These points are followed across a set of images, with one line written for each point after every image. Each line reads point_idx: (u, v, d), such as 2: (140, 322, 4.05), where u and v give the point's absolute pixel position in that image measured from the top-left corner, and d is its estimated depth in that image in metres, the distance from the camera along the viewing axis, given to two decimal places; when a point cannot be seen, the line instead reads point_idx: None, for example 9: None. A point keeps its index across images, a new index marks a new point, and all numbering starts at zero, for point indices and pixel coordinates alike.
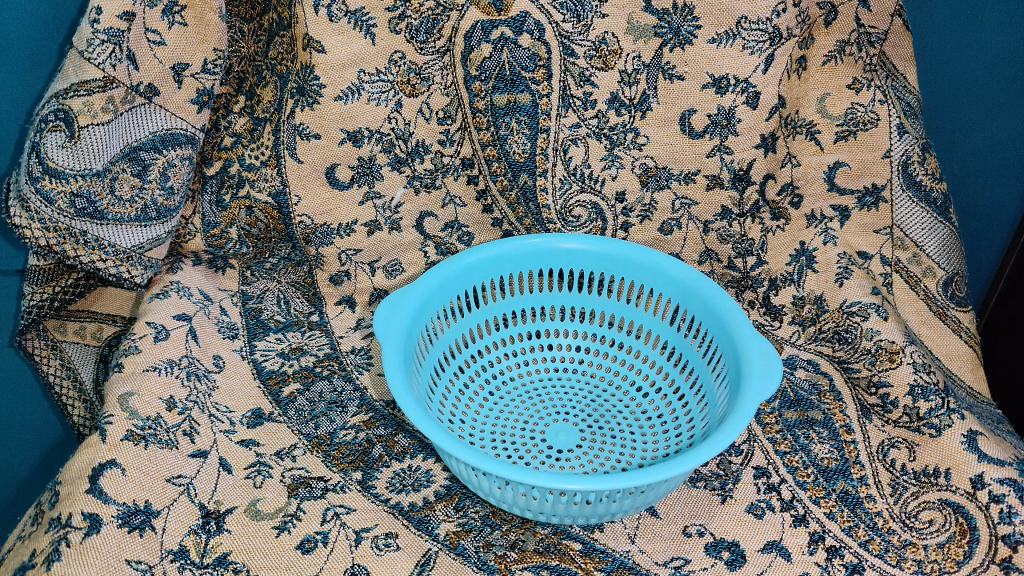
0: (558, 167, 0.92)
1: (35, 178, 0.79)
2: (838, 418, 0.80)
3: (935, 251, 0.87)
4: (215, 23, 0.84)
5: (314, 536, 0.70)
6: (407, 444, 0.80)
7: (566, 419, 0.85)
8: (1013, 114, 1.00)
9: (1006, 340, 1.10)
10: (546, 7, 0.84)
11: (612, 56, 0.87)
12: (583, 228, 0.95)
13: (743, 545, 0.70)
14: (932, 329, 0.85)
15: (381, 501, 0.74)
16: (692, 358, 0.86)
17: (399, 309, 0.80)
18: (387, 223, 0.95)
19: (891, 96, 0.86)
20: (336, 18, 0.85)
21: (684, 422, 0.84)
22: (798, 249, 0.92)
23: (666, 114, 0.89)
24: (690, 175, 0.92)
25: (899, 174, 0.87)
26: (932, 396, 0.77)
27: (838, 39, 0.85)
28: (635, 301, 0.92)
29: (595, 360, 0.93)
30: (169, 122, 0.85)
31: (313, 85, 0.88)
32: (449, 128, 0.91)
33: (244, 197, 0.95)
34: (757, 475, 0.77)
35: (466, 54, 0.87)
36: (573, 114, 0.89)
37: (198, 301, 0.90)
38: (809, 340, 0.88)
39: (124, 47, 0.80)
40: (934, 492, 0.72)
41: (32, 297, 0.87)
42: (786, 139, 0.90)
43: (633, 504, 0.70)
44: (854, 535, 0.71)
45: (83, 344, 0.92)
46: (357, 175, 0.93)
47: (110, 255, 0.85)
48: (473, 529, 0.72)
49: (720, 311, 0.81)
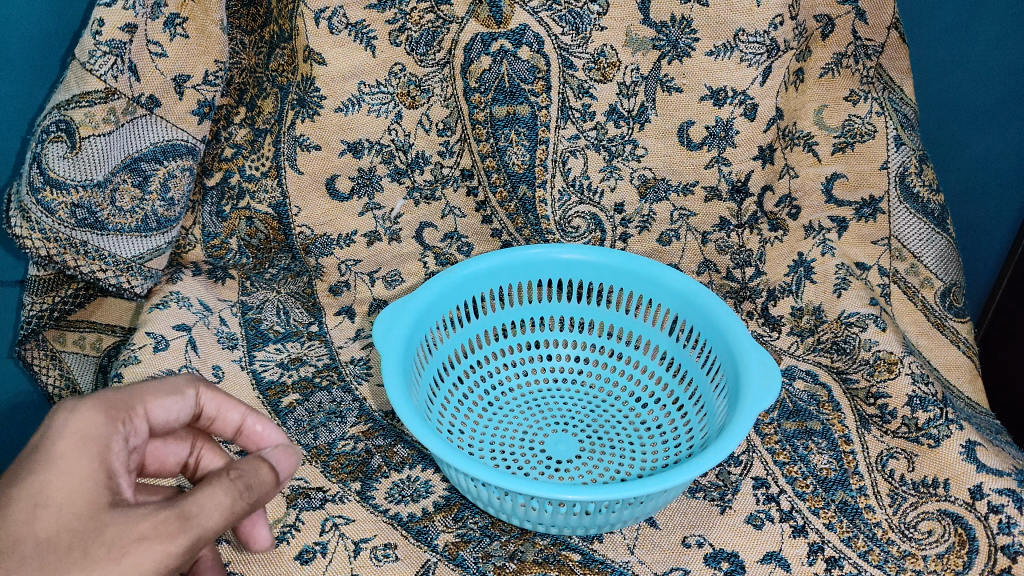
0: (557, 178, 0.92)
1: (35, 189, 0.79)
2: (838, 429, 0.80)
3: (934, 262, 0.87)
4: (217, 35, 0.84)
5: (314, 546, 0.70)
6: (407, 455, 0.80)
7: (566, 429, 0.85)
8: (1012, 124, 1.01)
9: (1007, 348, 1.12)
10: (545, 20, 0.85)
11: (612, 68, 0.87)
12: (583, 239, 0.96)
13: (742, 555, 0.70)
14: (930, 339, 0.85)
15: (380, 512, 0.74)
16: (692, 368, 0.87)
17: (399, 318, 0.81)
18: (387, 233, 0.96)
19: (888, 109, 0.86)
20: (336, 30, 0.85)
21: (683, 432, 0.84)
22: (797, 260, 0.92)
23: (665, 125, 0.89)
24: (689, 187, 0.92)
25: (897, 184, 0.88)
26: (932, 406, 0.78)
27: (835, 52, 0.86)
28: (635, 311, 0.92)
29: (595, 370, 0.93)
30: (170, 133, 0.85)
31: (313, 96, 0.88)
32: (449, 140, 0.92)
33: (244, 208, 0.94)
34: (757, 485, 0.77)
35: (466, 67, 0.87)
36: (572, 126, 0.90)
37: (198, 311, 0.90)
38: (808, 350, 0.89)
39: (126, 58, 0.80)
40: (933, 502, 0.73)
41: (32, 307, 0.86)
42: (785, 151, 0.90)
43: (633, 514, 0.70)
44: (853, 546, 0.71)
45: (82, 354, 0.91)
46: (358, 187, 0.93)
47: (110, 265, 0.85)
48: (473, 540, 0.72)
49: (719, 322, 0.82)
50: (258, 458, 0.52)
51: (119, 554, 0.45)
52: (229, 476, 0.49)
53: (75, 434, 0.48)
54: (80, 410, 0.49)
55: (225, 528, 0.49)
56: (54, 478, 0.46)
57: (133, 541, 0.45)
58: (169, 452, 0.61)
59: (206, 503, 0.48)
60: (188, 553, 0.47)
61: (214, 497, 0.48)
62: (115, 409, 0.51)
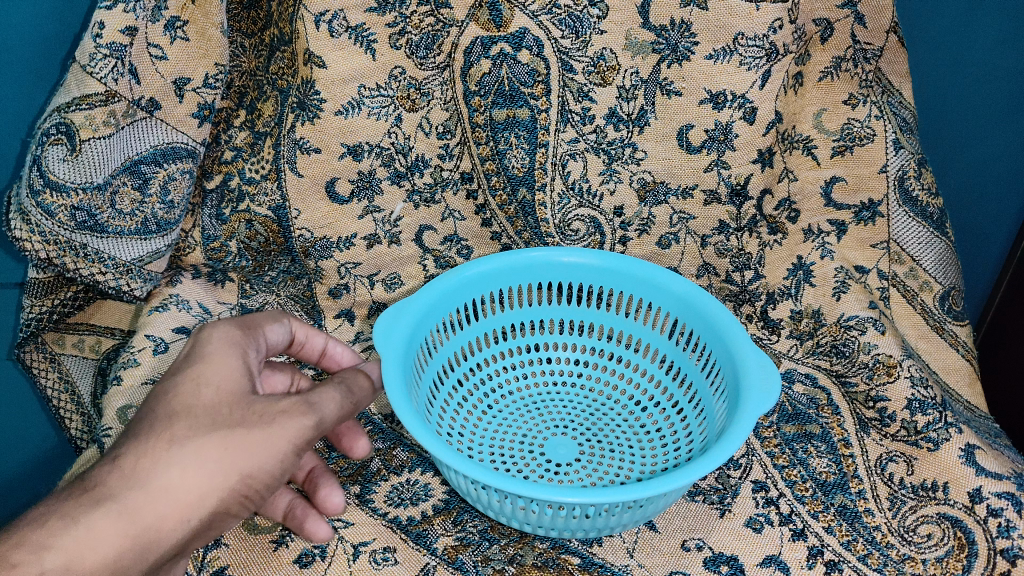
0: (557, 181, 0.93)
1: (35, 191, 0.80)
2: (837, 432, 0.80)
3: (931, 265, 0.87)
4: (217, 39, 0.84)
5: (313, 550, 0.70)
6: (407, 458, 0.80)
7: (566, 432, 0.86)
8: (1010, 128, 1.01)
9: (1008, 350, 1.12)
10: (545, 24, 0.85)
11: (611, 72, 0.88)
12: (582, 242, 0.96)
13: (741, 559, 0.70)
14: (929, 343, 0.86)
15: (379, 515, 0.74)
16: (692, 371, 0.86)
17: (399, 320, 0.81)
18: (386, 237, 0.96)
19: (887, 112, 0.87)
20: (336, 33, 0.85)
21: (683, 436, 0.84)
22: (796, 263, 0.92)
23: (665, 129, 0.90)
24: (688, 190, 0.92)
25: (896, 188, 0.88)
26: (930, 410, 0.78)
27: (834, 55, 0.86)
28: (635, 314, 0.92)
29: (595, 373, 0.93)
30: (170, 136, 0.85)
31: (314, 99, 0.88)
32: (449, 143, 0.92)
33: (244, 211, 0.94)
34: (757, 489, 0.77)
35: (466, 70, 0.87)
36: (571, 129, 0.90)
37: (198, 314, 0.90)
38: (807, 354, 0.89)
39: (126, 61, 0.81)
40: (933, 506, 0.73)
41: (32, 309, 0.87)
42: (784, 154, 0.90)
43: (632, 518, 0.70)
44: (853, 549, 0.71)
45: (82, 357, 0.91)
46: (357, 190, 0.93)
47: (110, 268, 0.85)
48: (472, 543, 0.72)
49: (719, 325, 0.82)
50: (352, 374, 0.69)
51: (269, 420, 0.58)
52: (333, 383, 0.65)
53: (220, 340, 0.63)
54: (222, 325, 0.64)
55: (337, 419, 0.63)
56: (211, 366, 0.60)
57: (276, 412, 0.59)
58: (276, 379, 0.76)
59: (324, 397, 0.62)
60: (316, 430, 0.61)
61: (329, 393, 0.63)
62: (246, 327, 0.66)
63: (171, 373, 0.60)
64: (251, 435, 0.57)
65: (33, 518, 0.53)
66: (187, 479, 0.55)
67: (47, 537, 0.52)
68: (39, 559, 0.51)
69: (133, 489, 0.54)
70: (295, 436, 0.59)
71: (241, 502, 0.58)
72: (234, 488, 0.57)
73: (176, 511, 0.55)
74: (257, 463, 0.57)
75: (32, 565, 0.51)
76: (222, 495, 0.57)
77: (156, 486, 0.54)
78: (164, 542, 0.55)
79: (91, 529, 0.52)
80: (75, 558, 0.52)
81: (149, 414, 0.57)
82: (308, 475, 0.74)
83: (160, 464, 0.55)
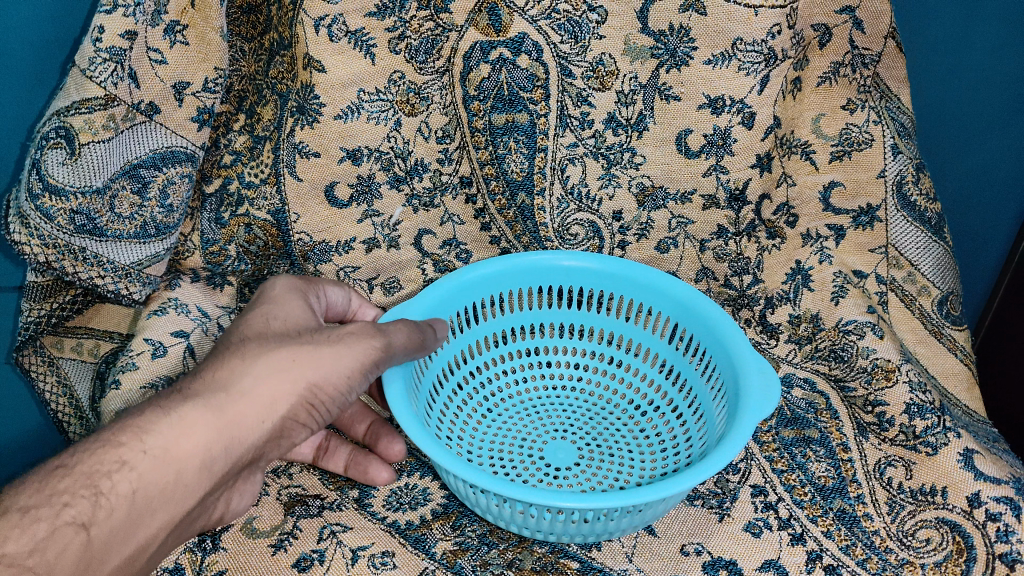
0: (556, 186, 0.93)
1: (35, 195, 0.80)
2: (835, 437, 0.80)
3: (930, 269, 0.88)
4: (217, 43, 0.84)
5: (311, 554, 0.70)
6: (405, 463, 0.81)
7: (565, 437, 0.86)
8: (1007, 133, 1.01)
9: (1015, 349, 1.12)
10: (544, 29, 0.85)
11: (610, 77, 0.88)
12: (581, 247, 0.97)
13: (741, 563, 0.70)
14: (927, 347, 0.86)
15: (378, 520, 0.74)
16: (692, 376, 0.86)
17: None
18: (385, 241, 0.96)
19: (885, 117, 0.87)
20: (336, 38, 0.85)
21: (683, 439, 0.84)
22: (794, 268, 0.92)
23: (664, 133, 0.90)
24: (687, 195, 0.92)
25: (893, 194, 0.88)
26: (929, 414, 0.77)
27: (832, 61, 0.86)
28: (635, 318, 0.92)
29: (596, 378, 0.93)
30: (169, 139, 0.85)
31: (313, 103, 0.88)
32: (449, 147, 0.92)
33: (244, 214, 0.93)
34: (755, 493, 0.77)
35: (466, 74, 0.87)
36: (570, 134, 0.91)
37: (197, 317, 0.89)
38: (806, 359, 0.89)
39: (126, 65, 0.81)
40: (931, 510, 0.73)
41: (31, 313, 0.86)
42: (783, 159, 0.90)
43: (632, 522, 0.70)
44: (851, 553, 0.71)
45: (80, 360, 0.91)
46: (357, 194, 0.93)
47: (110, 271, 0.85)
48: (471, 548, 0.72)
49: (719, 331, 0.82)
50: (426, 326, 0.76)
51: (336, 339, 0.65)
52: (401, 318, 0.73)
53: (280, 288, 0.71)
54: (283, 277, 0.73)
55: (405, 346, 0.71)
56: (275, 308, 0.67)
57: (342, 333, 0.65)
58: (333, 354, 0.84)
59: (393, 327, 0.71)
60: (382, 351, 0.68)
61: (397, 325, 0.71)
62: (307, 281, 0.75)
63: (244, 310, 0.67)
64: (319, 350, 0.63)
65: (129, 414, 0.57)
66: (265, 380, 0.60)
67: (146, 424, 0.55)
68: (140, 440, 0.54)
69: (219, 384, 0.58)
70: (361, 357, 0.65)
71: (303, 415, 0.62)
72: (304, 396, 0.61)
73: (255, 410, 0.59)
74: (326, 372, 0.63)
75: (134, 445, 0.54)
76: (294, 401, 0.61)
77: (239, 385, 0.59)
78: (244, 441, 0.58)
79: (185, 418, 0.56)
80: (172, 444, 0.55)
81: (229, 337, 0.64)
82: (367, 428, 0.81)
83: (241, 366, 0.59)
